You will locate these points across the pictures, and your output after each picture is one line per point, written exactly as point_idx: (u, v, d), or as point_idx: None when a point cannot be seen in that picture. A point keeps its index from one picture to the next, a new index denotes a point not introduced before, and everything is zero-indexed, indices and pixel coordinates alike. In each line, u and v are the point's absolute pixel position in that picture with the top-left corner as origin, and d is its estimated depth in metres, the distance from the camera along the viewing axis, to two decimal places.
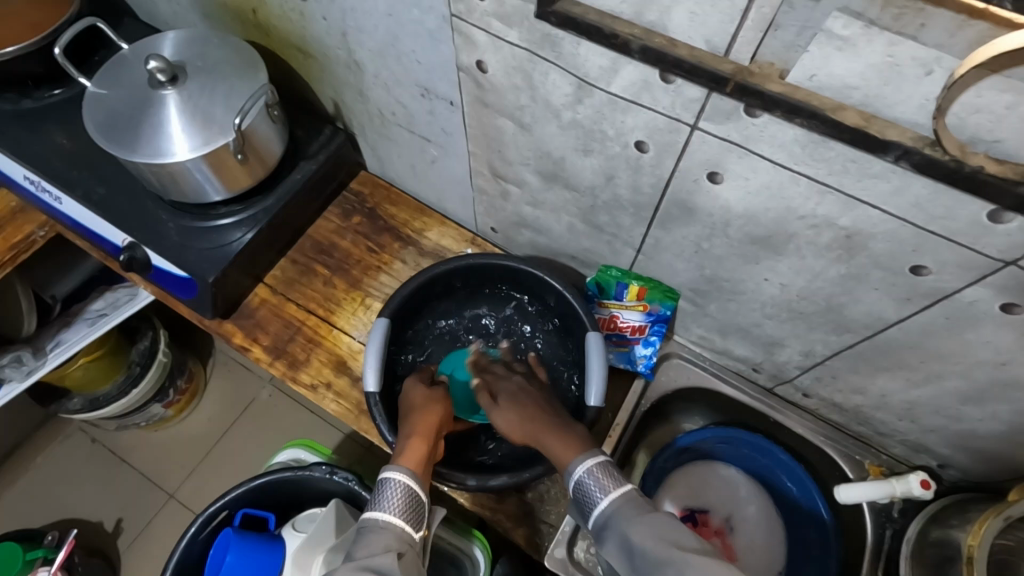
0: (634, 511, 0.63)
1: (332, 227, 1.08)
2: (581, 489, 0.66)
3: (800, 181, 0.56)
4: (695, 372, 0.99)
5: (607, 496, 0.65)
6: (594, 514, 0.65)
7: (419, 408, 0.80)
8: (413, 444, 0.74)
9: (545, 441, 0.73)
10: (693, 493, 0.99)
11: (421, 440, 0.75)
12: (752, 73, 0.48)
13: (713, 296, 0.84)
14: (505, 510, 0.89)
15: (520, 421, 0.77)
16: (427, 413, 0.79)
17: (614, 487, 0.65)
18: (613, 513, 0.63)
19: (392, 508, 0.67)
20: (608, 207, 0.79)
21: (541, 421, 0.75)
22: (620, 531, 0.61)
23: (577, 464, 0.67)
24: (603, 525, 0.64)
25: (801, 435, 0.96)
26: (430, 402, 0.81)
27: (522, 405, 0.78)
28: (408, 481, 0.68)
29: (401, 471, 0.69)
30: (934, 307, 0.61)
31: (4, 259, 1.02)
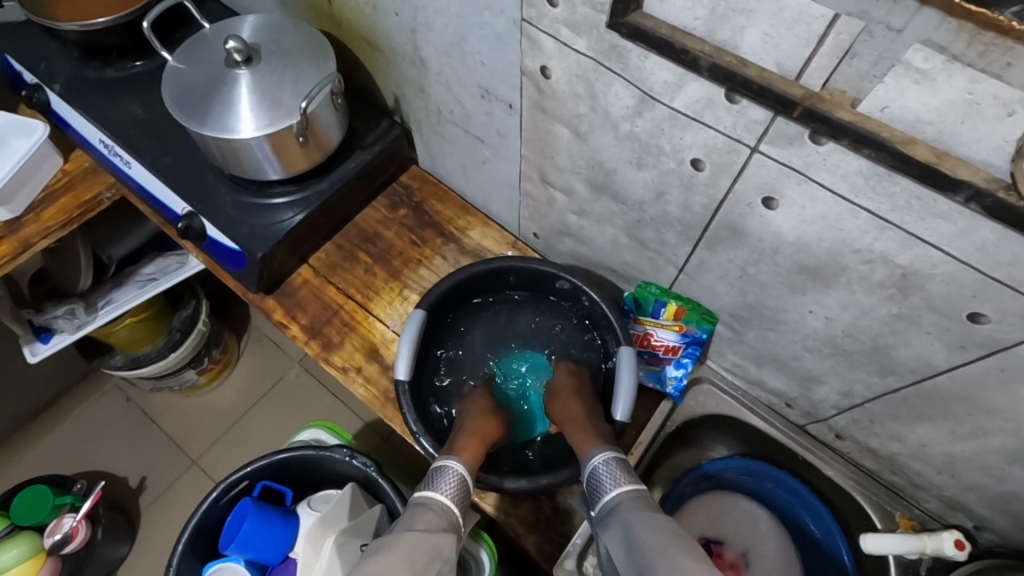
0: (640, 506, 0.66)
1: (379, 217, 1.11)
2: (595, 477, 0.72)
3: (859, 214, 0.55)
4: (724, 400, 0.97)
5: (617, 487, 0.69)
6: (602, 501, 0.69)
7: (481, 415, 0.85)
8: (472, 443, 0.79)
9: (576, 432, 0.79)
10: (709, 522, 0.97)
11: (483, 439, 0.80)
12: (822, 100, 0.47)
13: (752, 323, 0.82)
14: (518, 515, 0.89)
15: (565, 404, 0.84)
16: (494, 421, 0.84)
17: (623, 480, 0.70)
18: (620, 502, 0.68)
19: (448, 493, 0.72)
20: (656, 224, 0.78)
21: (580, 414, 0.82)
22: (621, 519, 0.65)
23: (596, 454, 0.74)
24: (609, 512, 0.68)
25: (830, 477, 0.93)
26: (498, 413, 0.86)
27: (566, 394, 0.86)
28: (464, 474, 0.74)
29: (459, 463, 0.75)
30: (989, 358, 0.58)
31: (72, 216, 1.07)
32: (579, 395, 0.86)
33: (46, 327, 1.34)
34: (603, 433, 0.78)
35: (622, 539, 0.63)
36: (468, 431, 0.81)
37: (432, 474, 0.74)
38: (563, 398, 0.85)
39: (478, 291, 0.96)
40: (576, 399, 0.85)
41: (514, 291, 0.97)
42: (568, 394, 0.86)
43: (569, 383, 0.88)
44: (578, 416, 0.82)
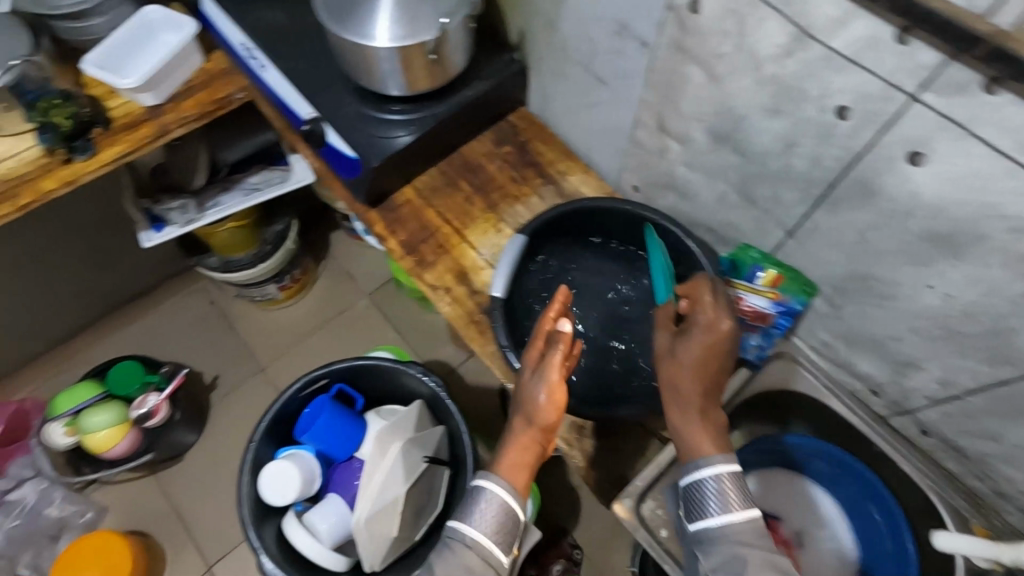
0: (752, 540, 0.62)
1: (484, 149, 1.14)
2: (701, 491, 0.65)
3: (1016, 174, 0.53)
4: (805, 378, 0.95)
5: (726, 514, 0.63)
6: (705, 522, 0.64)
7: (529, 416, 0.72)
8: (524, 448, 0.71)
9: (694, 425, 0.68)
10: (767, 497, 0.95)
11: (532, 439, 0.72)
12: (1012, 38, 0.48)
13: (855, 297, 0.80)
14: (582, 449, 0.91)
15: (684, 377, 0.69)
16: (542, 409, 0.71)
17: (737, 505, 0.64)
18: (736, 535, 0.62)
19: (481, 529, 0.66)
20: (774, 180, 0.78)
21: (699, 395, 0.69)
22: (729, 551, 0.61)
23: (707, 466, 0.66)
24: (712, 538, 0.63)
25: (905, 473, 0.90)
26: (545, 392, 0.71)
27: (688, 366, 0.70)
28: (506, 500, 0.68)
29: (495, 493, 0.68)
30: None
31: (207, 111, 1.16)
32: (706, 372, 0.70)
33: (161, 217, 1.46)
34: (719, 429, 0.69)
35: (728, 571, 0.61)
36: (517, 440, 0.72)
37: (469, 502, 0.69)
38: (691, 361, 0.70)
39: (576, 230, 0.97)
40: (704, 372, 0.69)
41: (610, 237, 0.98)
42: (697, 363, 0.69)
43: (698, 352, 0.70)
44: (699, 394, 0.69)
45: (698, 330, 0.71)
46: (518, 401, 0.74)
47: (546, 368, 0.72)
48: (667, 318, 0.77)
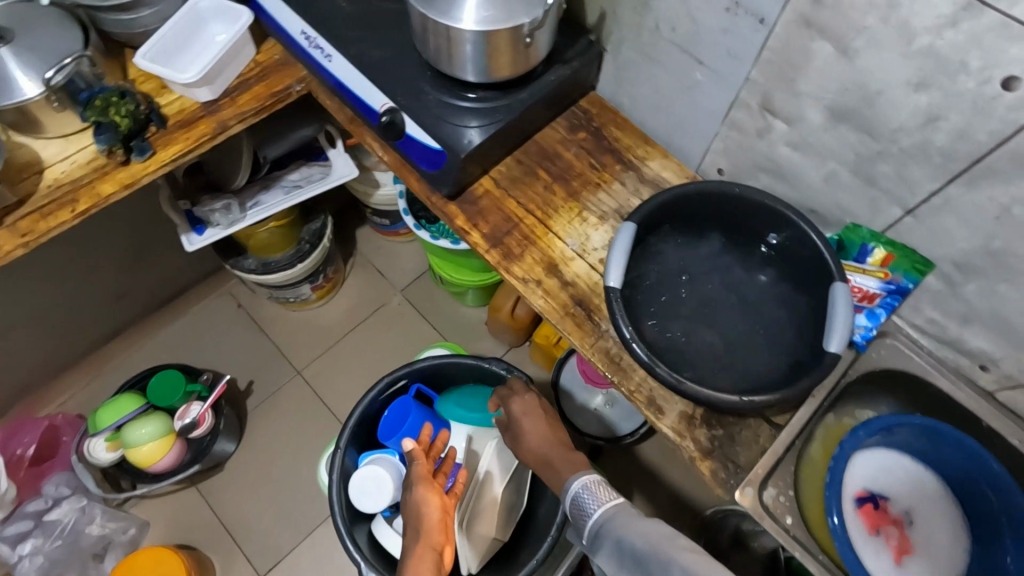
0: (627, 514, 0.76)
1: (559, 136, 1.10)
2: (578, 503, 0.81)
3: None
4: (908, 358, 0.95)
5: (601, 507, 0.79)
6: (589, 520, 0.78)
7: (416, 522, 0.86)
8: (422, 560, 0.80)
9: (566, 459, 0.89)
10: (874, 475, 0.94)
11: (429, 557, 0.80)
12: None
13: (979, 273, 0.80)
14: (696, 441, 0.89)
15: (535, 429, 0.95)
16: (431, 526, 0.85)
17: (606, 498, 0.80)
18: (613, 516, 0.77)
19: None
20: (903, 157, 0.76)
21: (554, 440, 0.93)
22: (612, 533, 0.74)
23: (573, 481, 0.83)
24: (599, 529, 0.76)
25: (1015, 446, 0.91)
26: (424, 503, 0.87)
27: (547, 422, 0.96)
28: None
29: None
30: None
31: (267, 105, 1.10)
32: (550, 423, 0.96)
33: (201, 219, 1.38)
34: (579, 461, 0.89)
35: (614, 552, 0.72)
36: (411, 559, 0.81)
37: None
38: (530, 409, 0.98)
39: (680, 217, 0.94)
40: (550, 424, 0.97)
41: (715, 223, 0.94)
42: (537, 417, 0.97)
43: (532, 410, 0.98)
44: (552, 441, 0.93)
45: (518, 414, 0.99)
46: (412, 524, 0.86)
47: (418, 481, 0.90)
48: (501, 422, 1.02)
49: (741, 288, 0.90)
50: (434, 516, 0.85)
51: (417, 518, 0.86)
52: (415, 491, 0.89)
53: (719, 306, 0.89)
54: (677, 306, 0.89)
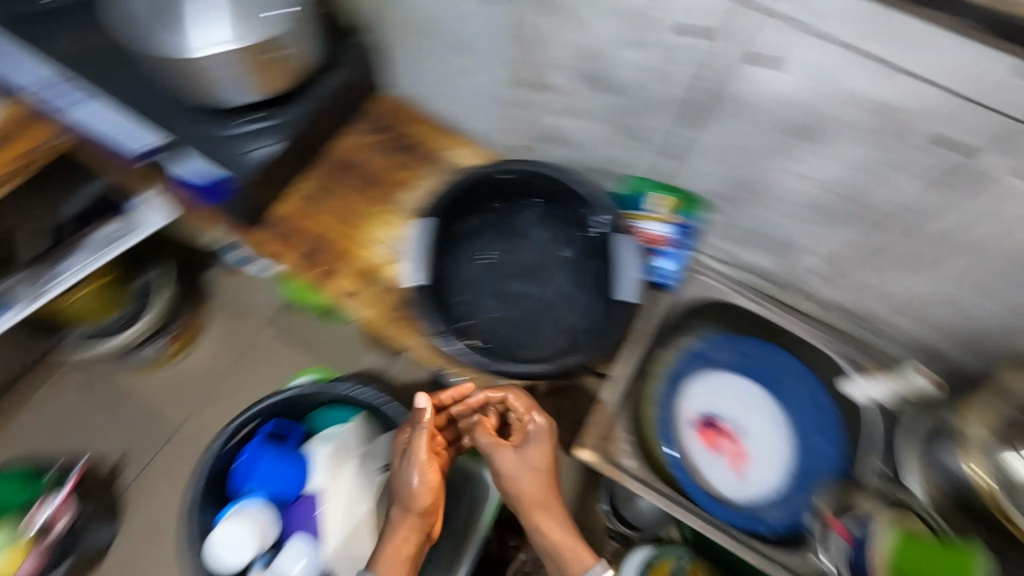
0: None
1: (355, 143, 1.09)
2: None
3: (849, 57, 0.60)
4: (711, 286, 1.04)
5: None
6: None
7: (405, 508, 0.84)
8: (406, 543, 0.83)
9: (567, 537, 0.82)
10: (708, 399, 1.00)
11: (405, 544, 0.83)
12: None
13: (737, 200, 0.87)
14: (539, 411, 0.94)
15: (527, 479, 0.83)
16: (424, 499, 0.83)
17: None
18: None
19: None
20: (645, 109, 0.81)
21: (564, 519, 0.84)
22: None
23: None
24: None
25: (809, 343, 1.02)
26: (414, 478, 0.83)
27: (534, 484, 0.83)
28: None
29: None
30: (962, 187, 0.65)
31: (18, 164, 0.91)
32: (546, 478, 0.84)
33: None
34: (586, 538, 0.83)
35: None
36: (390, 543, 0.84)
37: None
38: (540, 457, 0.84)
39: (482, 201, 0.95)
40: (550, 487, 0.84)
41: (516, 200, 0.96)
42: (541, 473, 0.84)
43: (540, 462, 0.84)
44: (556, 505, 0.84)
45: (533, 435, 0.85)
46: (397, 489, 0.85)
47: (411, 466, 0.84)
48: (491, 441, 0.85)
49: (549, 258, 0.94)
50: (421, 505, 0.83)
51: (398, 488, 0.85)
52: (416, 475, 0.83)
53: (530, 282, 0.93)
54: (491, 289, 0.92)
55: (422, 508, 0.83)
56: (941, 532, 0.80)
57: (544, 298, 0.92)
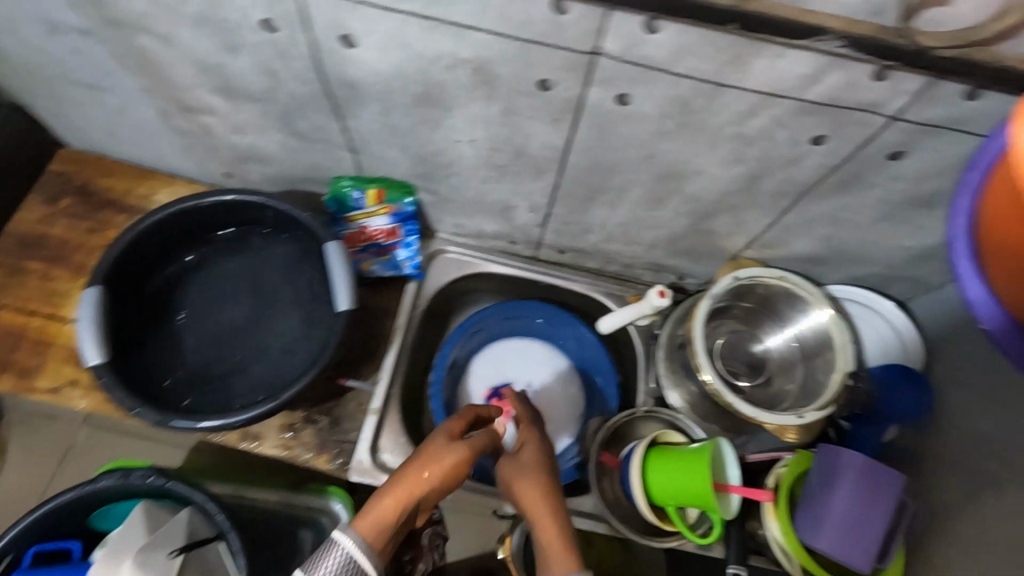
0: None
1: (38, 215, 0.96)
2: None
3: (410, 21, 0.57)
4: (462, 261, 1.03)
5: None
6: None
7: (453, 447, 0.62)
8: (409, 492, 0.58)
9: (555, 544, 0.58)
10: (494, 371, 1.05)
11: (396, 510, 0.57)
12: None
13: (434, 177, 0.85)
14: (302, 441, 0.88)
15: (529, 494, 0.61)
16: (444, 460, 0.60)
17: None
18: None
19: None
20: (297, 111, 0.76)
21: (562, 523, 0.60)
22: None
23: None
24: None
25: (568, 288, 1.04)
26: (441, 447, 0.61)
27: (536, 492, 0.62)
28: (358, 553, 0.53)
29: (353, 533, 0.54)
30: (582, 120, 0.66)
31: None
32: (542, 501, 0.61)
33: None
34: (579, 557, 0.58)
35: None
36: (389, 486, 0.59)
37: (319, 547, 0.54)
38: (529, 489, 0.62)
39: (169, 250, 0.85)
40: (545, 501, 0.62)
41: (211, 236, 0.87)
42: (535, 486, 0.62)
43: (527, 487, 0.62)
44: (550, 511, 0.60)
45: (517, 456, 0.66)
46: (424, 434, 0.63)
47: (453, 442, 0.62)
48: (487, 437, 0.65)
49: (268, 284, 0.86)
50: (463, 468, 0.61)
51: (423, 447, 0.61)
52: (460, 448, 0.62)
53: (251, 314, 0.84)
54: (204, 340, 0.82)
55: (452, 472, 0.60)
56: (697, 438, 0.87)
57: (271, 328, 0.83)
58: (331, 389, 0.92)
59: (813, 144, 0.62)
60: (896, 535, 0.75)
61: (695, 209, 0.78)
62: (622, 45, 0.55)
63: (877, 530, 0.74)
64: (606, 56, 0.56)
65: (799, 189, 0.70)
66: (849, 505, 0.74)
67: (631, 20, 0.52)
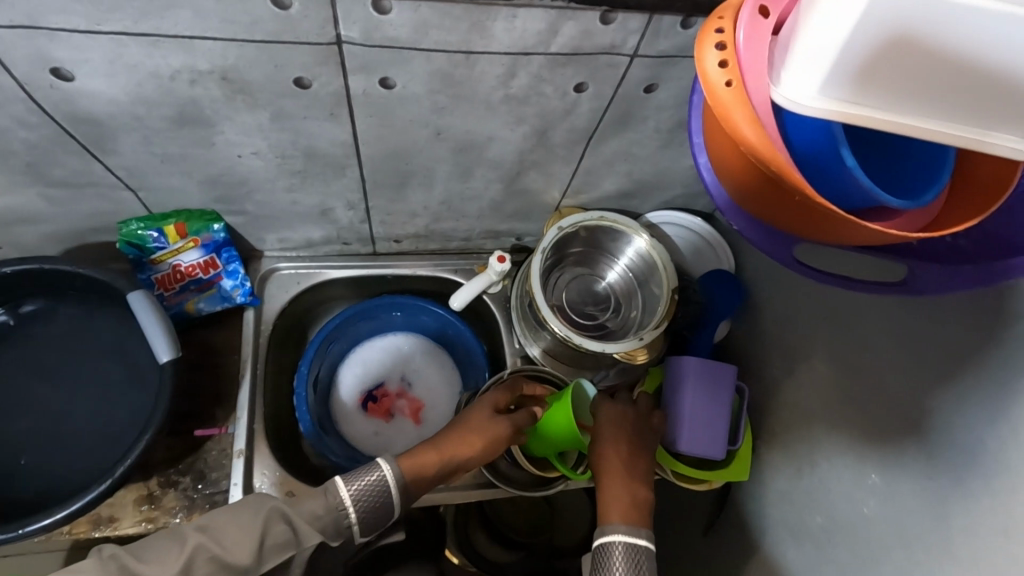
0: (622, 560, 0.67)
1: None
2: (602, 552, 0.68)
3: (124, 41, 0.52)
4: (298, 274, 0.98)
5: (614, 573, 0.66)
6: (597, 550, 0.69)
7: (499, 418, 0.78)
8: (456, 448, 0.75)
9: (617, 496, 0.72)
10: (364, 375, 1.03)
11: (436, 460, 0.73)
12: None
13: (234, 196, 0.80)
14: (165, 507, 0.82)
15: (614, 446, 0.77)
16: (491, 431, 0.77)
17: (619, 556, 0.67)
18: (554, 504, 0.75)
19: (355, 489, 0.67)
20: (41, 160, 0.67)
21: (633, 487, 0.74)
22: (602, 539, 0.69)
23: (615, 533, 0.69)
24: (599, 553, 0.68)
25: (416, 274, 1.03)
26: (495, 419, 0.78)
27: (620, 447, 0.77)
28: (389, 479, 0.68)
29: (396, 465, 0.70)
30: (358, 110, 0.65)
31: None
32: (631, 468, 0.76)
33: None
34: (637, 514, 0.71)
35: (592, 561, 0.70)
36: (436, 440, 0.76)
37: (365, 466, 0.69)
38: (617, 450, 0.76)
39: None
40: (631, 473, 0.75)
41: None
42: (619, 441, 0.77)
43: (621, 432, 0.78)
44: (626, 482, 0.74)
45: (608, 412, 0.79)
46: (483, 400, 0.80)
47: (497, 418, 0.78)
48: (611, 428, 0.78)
49: (75, 356, 0.77)
50: (498, 441, 0.77)
51: (478, 415, 0.78)
52: (507, 420, 0.78)
53: (62, 392, 0.75)
54: (9, 441, 0.72)
55: (489, 444, 0.76)
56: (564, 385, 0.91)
57: (90, 400, 0.75)
58: (186, 444, 0.85)
59: (578, 92, 0.66)
60: (740, 416, 0.86)
61: (502, 171, 0.81)
62: (361, 31, 0.54)
63: (723, 418, 0.83)
64: (351, 43, 0.55)
65: (584, 134, 0.75)
66: (697, 403, 0.83)
67: (359, 4, 0.51)
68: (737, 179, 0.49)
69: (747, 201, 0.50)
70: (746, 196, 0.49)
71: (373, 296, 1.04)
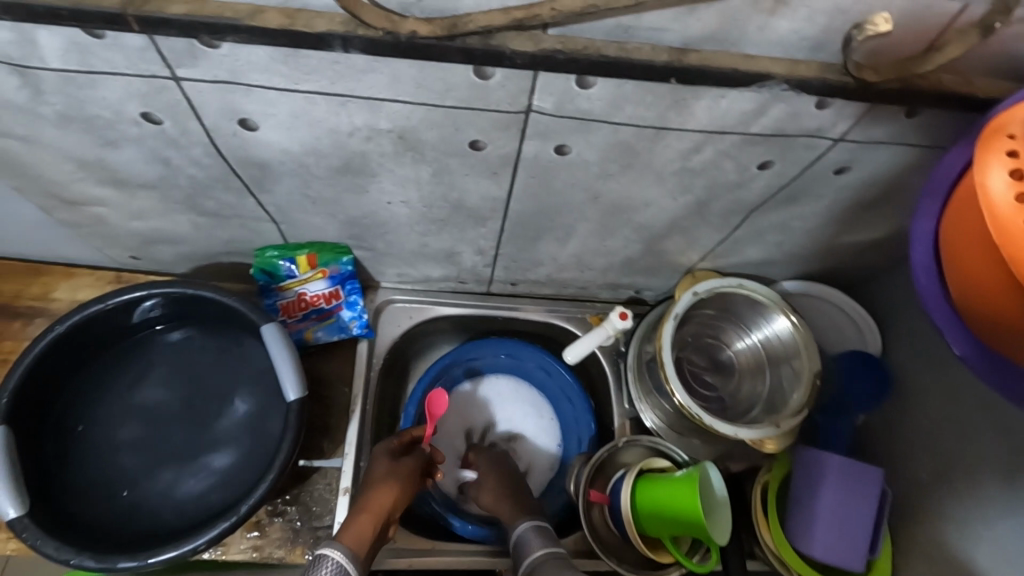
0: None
1: None
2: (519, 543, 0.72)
3: (315, 99, 0.50)
4: (412, 309, 0.96)
5: None
6: None
7: (399, 476, 0.77)
8: (380, 500, 0.73)
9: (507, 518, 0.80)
10: (464, 415, 0.99)
11: (370, 527, 0.69)
12: (211, 6, 0.41)
13: (369, 236, 0.78)
14: (270, 538, 0.82)
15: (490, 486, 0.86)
16: (404, 474, 0.78)
17: None
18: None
19: None
20: (200, 194, 0.68)
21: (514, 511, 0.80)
22: None
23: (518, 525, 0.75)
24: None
25: (529, 319, 0.99)
26: (406, 462, 0.80)
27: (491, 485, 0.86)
28: (344, 561, 0.62)
29: (338, 548, 0.64)
30: (520, 172, 0.61)
31: None
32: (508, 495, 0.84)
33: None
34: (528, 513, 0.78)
35: None
36: (360, 507, 0.72)
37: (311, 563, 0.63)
38: (491, 486, 0.86)
39: (67, 369, 0.75)
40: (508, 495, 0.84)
41: (115, 344, 0.78)
42: (490, 482, 0.87)
43: (496, 475, 0.88)
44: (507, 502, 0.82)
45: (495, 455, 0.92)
46: (368, 475, 0.77)
47: (399, 461, 0.79)
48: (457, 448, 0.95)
49: (205, 378, 0.78)
50: (405, 494, 0.77)
51: (383, 469, 0.78)
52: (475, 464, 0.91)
53: (191, 415, 0.77)
54: (137, 460, 0.74)
55: (410, 491, 0.77)
56: (680, 461, 0.86)
57: (216, 426, 0.77)
58: (293, 474, 0.85)
59: (760, 169, 0.60)
60: (882, 524, 0.78)
61: (647, 235, 0.75)
62: (554, 102, 0.50)
63: (866, 524, 0.75)
64: (539, 112, 0.51)
65: (750, 207, 0.68)
66: (837, 506, 0.75)
67: (562, 78, 0.47)
68: (977, 293, 0.43)
69: (979, 319, 0.44)
70: (979, 312, 0.43)
71: (482, 337, 1.01)
